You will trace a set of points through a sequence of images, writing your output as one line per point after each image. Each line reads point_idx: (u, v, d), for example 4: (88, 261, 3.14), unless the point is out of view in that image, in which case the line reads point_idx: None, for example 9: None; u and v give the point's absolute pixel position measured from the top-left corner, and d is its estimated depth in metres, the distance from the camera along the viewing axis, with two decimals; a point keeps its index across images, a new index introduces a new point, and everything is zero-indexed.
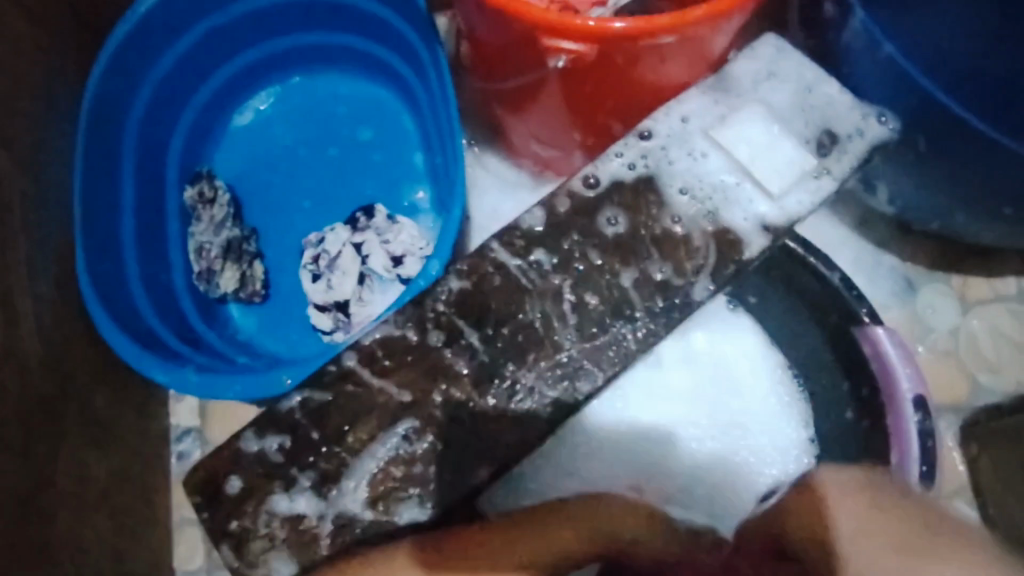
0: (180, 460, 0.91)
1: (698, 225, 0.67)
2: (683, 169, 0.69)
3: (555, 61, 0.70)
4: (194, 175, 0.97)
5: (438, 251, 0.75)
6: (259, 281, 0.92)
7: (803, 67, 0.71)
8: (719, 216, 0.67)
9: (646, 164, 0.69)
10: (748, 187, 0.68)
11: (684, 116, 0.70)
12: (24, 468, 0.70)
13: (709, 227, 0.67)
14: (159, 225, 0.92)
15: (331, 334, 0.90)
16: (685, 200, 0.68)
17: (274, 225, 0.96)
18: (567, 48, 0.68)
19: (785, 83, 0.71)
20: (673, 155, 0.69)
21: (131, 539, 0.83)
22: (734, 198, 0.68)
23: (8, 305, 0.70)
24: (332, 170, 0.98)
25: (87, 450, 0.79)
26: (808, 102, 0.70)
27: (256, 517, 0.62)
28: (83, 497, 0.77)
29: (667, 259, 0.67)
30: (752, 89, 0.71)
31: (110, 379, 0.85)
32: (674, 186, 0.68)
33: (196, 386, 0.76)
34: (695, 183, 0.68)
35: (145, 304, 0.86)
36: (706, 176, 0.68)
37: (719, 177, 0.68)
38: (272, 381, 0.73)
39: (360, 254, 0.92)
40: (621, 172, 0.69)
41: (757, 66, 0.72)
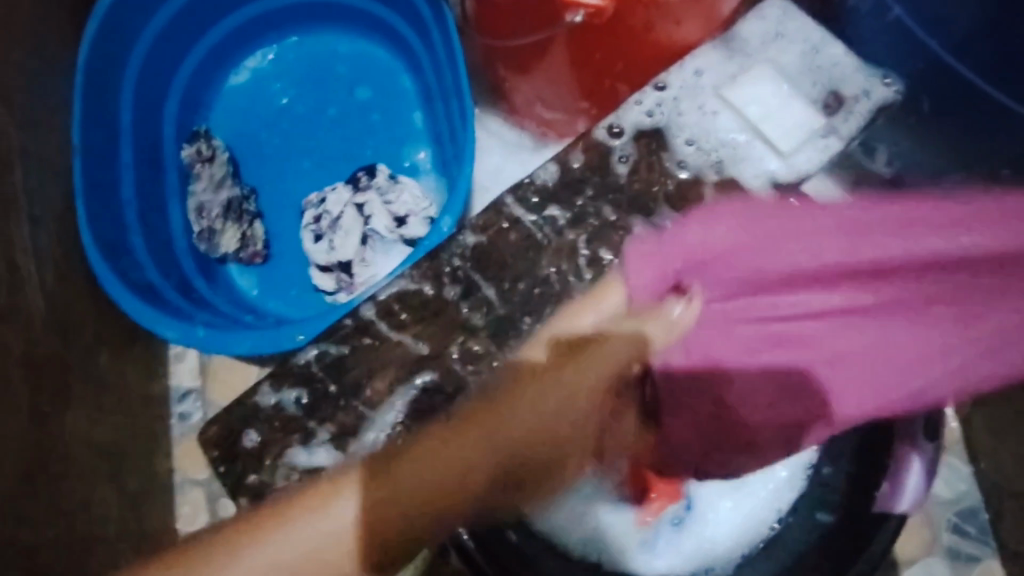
0: (181, 421, 0.90)
1: (705, 177, 0.68)
2: (697, 124, 0.68)
3: (570, 16, 0.69)
4: (191, 135, 0.94)
5: (450, 207, 0.76)
6: (260, 241, 0.91)
7: (809, 25, 0.70)
8: (727, 170, 0.68)
9: (663, 119, 0.69)
10: (758, 145, 0.68)
11: (698, 73, 0.69)
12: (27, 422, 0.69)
13: (716, 179, 0.67)
14: (157, 184, 0.90)
15: (334, 295, 0.90)
16: (695, 157, 0.68)
17: (272, 184, 0.95)
18: (585, 1, 0.68)
19: (794, 43, 0.70)
20: (683, 107, 0.69)
21: (136, 497, 0.83)
22: (744, 157, 0.68)
23: (9, 262, 0.70)
24: (329, 130, 0.96)
25: (89, 410, 0.78)
26: (816, 62, 0.69)
27: (273, 470, 0.63)
28: (86, 456, 0.77)
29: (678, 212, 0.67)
30: (760, 48, 0.70)
31: (112, 339, 0.84)
32: (688, 143, 0.68)
33: (205, 343, 0.76)
34: (706, 141, 0.68)
35: (147, 263, 0.85)
36: (716, 132, 0.68)
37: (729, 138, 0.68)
38: (283, 336, 0.74)
39: (362, 215, 0.91)
40: (640, 120, 0.69)
41: (767, 25, 0.70)
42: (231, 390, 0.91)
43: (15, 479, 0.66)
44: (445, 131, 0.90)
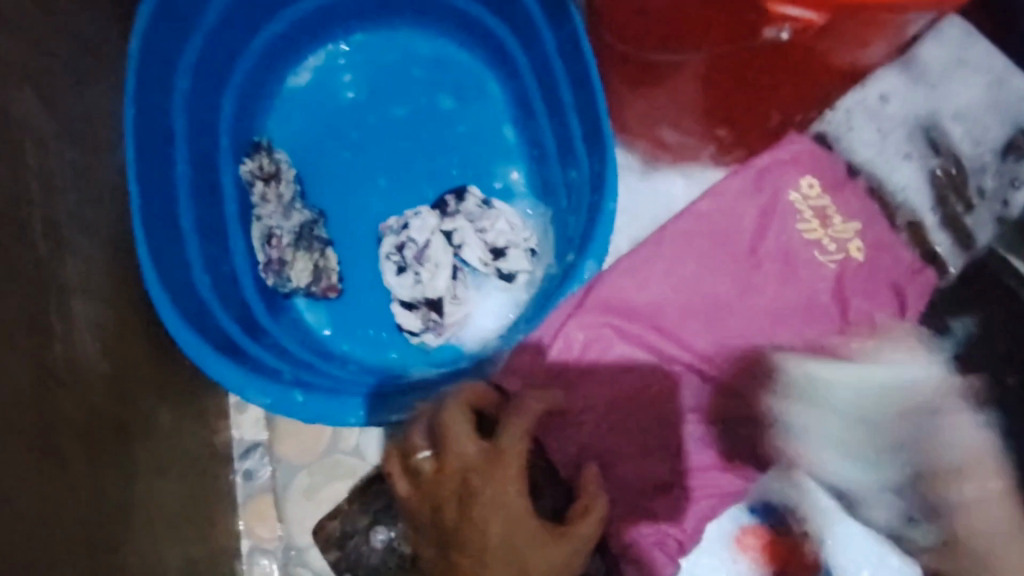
0: (247, 479, 0.80)
1: (903, 215, 0.71)
2: (904, 167, 0.71)
3: (774, 33, 0.58)
4: (251, 146, 0.82)
5: (595, 250, 0.68)
6: (335, 272, 0.80)
7: (993, 55, 0.70)
8: (914, 213, 0.71)
9: (877, 163, 0.72)
10: (937, 191, 0.71)
11: (904, 113, 0.72)
12: (92, 511, 0.58)
13: (904, 225, 0.71)
14: (216, 204, 0.77)
15: (419, 336, 0.79)
16: (903, 199, 0.71)
17: (344, 205, 0.82)
18: (794, 14, 0.56)
19: (974, 73, 0.70)
20: (859, 131, 0.73)
21: (204, 574, 0.72)
22: (943, 195, 0.71)
23: (64, 318, 0.56)
24: (404, 142, 0.83)
25: (155, 484, 0.67)
26: (1000, 98, 0.70)
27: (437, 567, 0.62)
28: (153, 539, 0.65)
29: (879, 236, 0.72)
30: (942, 78, 0.71)
31: (172, 392, 0.72)
32: (899, 183, 0.72)
33: (305, 410, 0.67)
34: (914, 183, 0.71)
35: (213, 301, 0.72)
36: (895, 175, 0.72)
37: (930, 182, 0.71)
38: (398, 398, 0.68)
39: (451, 244, 0.79)
40: (845, 144, 0.73)
41: (947, 51, 0.71)
42: (303, 446, 0.80)
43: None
44: (552, 147, 0.80)
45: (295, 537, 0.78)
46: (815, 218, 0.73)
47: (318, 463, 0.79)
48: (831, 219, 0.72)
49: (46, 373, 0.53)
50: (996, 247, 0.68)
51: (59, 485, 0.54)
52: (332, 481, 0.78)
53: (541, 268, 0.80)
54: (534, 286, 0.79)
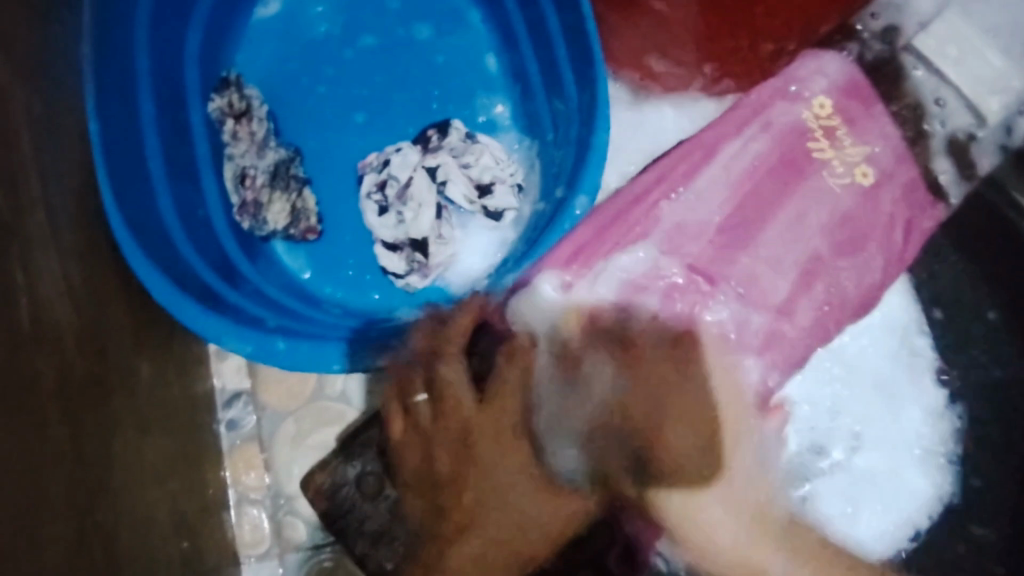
0: (231, 429, 0.77)
1: (910, 135, 0.71)
2: (914, 73, 0.71)
3: None
4: (218, 81, 0.78)
5: (586, 183, 0.66)
6: (313, 214, 0.77)
7: None
8: (923, 131, 0.71)
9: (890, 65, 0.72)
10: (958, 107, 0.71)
11: (918, 19, 0.72)
12: (72, 463, 0.55)
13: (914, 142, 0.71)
14: (185, 142, 0.73)
15: (404, 278, 0.76)
16: (909, 108, 0.71)
17: (320, 143, 0.78)
18: None
19: None
20: (874, 44, 0.73)
21: (191, 521, 0.70)
22: (952, 106, 0.71)
23: (27, 266, 0.53)
24: (381, 75, 0.79)
25: (138, 436, 0.65)
26: None
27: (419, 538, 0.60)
28: (138, 494, 0.63)
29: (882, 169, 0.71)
30: None
31: (149, 341, 0.70)
32: (910, 90, 0.71)
33: (285, 358, 0.65)
34: (923, 90, 0.71)
35: (186, 246, 0.69)
36: (914, 87, 0.71)
37: (940, 93, 0.71)
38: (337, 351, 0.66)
39: (435, 181, 0.76)
40: (863, 51, 0.73)
41: None
42: (289, 393, 0.77)
43: (68, 538, 0.53)
44: (536, 79, 0.77)
45: (284, 484, 0.76)
46: (825, 137, 0.71)
47: (305, 409, 0.77)
48: (841, 140, 0.71)
49: (13, 328, 0.50)
50: (995, 178, 0.69)
51: (37, 438, 0.51)
52: (320, 426, 0.77)
53: (529, 205, 0.77)
54: (521, 225, 0.77)
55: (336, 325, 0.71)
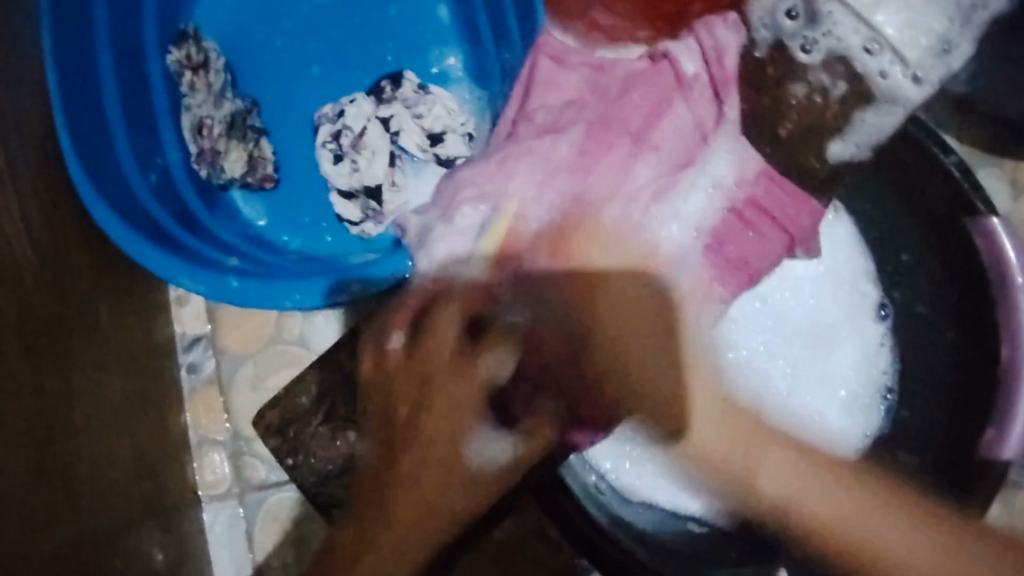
0: (191, 373, 0.80)
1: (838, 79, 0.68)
2: (831, 7, 0.66)
3: None
4: (176, 34, 0.79)
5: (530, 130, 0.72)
6: (270, 163, 0.79)
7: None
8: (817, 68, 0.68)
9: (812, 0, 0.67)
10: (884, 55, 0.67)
11: None
12: (36, 403, 0.57)
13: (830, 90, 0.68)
14: (142, 92, 0.74)
15: (359, 225, 0.78)
16: (827, 37, 0.67)
17: (277, 93, 0.80)
18: None
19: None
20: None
21: (154, 461, 0.73)
22: (878, 51, 0.66)
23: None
24: (335, 29, 0.81)
25: (100, 373, 0.67)
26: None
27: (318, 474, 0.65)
28: (99, 429, 0.66)
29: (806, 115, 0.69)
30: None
31: (110, 285, 0.72)
32: (822, 28, 0.67)
33: (238, 296, 0.68)
34: (845, 28, 0.66)
35: (145, 194, 0.71)
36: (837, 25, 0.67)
37: (860, 30, 0.66)
38: (281, 296, 0.68)
39: (388, 131, 0.79)
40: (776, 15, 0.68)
41: None
42: (246, 338, 0.80)
43: (32, 470, 0.56)
44: (485, 29, 0.79)
45: (244, 426, 0.79)
46: None
47: (263, 352, 0.79)
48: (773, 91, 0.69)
49: None
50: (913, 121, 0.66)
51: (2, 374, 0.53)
52: (277, 371, 0.79)
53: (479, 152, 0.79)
54: None
55: (292, 268, 0.73)
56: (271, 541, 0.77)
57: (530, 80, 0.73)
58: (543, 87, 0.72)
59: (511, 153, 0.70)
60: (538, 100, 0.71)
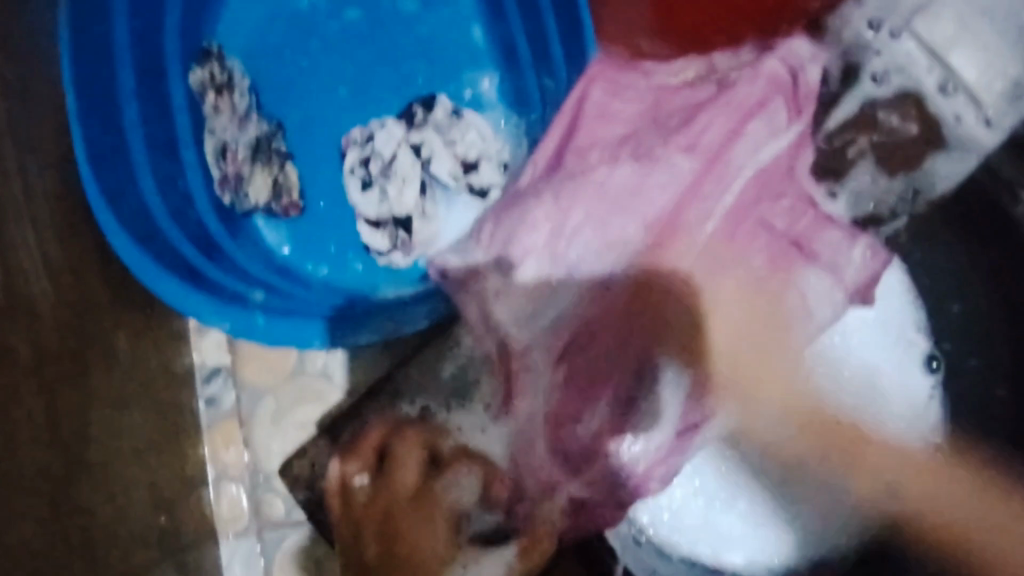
0: (210, 406, 0.77)
1: (900, 116, 0.63)
2: (905, 43, 0.63)
3: None
4: (200, 53, 0.75)
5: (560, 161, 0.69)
6: (295, 188, 0.76)
7: None
8: (876, 102, 0.64)
9: (888, 25, 0.64)
10: (959, 98, 0.62)
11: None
12: (48, 445, 0.54)
13: (895, 123, 0.63)
14: (165, 115, 0.71)
15: (387, 256, 0.75)
16: (898, 73, 0.63)
17: (305, 116, 0.77)
18: None
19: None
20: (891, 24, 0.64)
21: (170, 496, 0.70)
22: (954, 92, 0.62)
23: (3, 246, 0.51)
24: (365, 49, 0.78)
25: (117, 409, 0.64)
26: None
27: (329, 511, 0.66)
28: (115, 470, 0.63)
29: (874, 151, 0.64)
30: None
31: (129, 316, 0.69)
32: (893, 63, 0.64)
33: (263, 333, 0.65)
34: (917, 66, 0.63)
35: (167, 222, 0.68)
36: (904, 54, 0.63)
37: (934, 70, 0.63)
38: (309, 334, 0.66)
39: (419, 158, 0.76)
40: (860, 33, 0.65)
41: None
42: (267, 370, 0.77)
43: (43, 521, 0.53)
44: (523, 53, 0.76)
45: (264, 461, 0.76)
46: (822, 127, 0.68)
47: (285, 385, 0.76)
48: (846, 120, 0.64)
49: None
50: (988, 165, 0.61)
51: (9, 418, 0.50)
52: (299, 405, 0.76)
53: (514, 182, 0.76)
54: None
55: (318, 302, 0.71)
56: None
57: (578, 111, 0.69)
58: (595, 119, 0.69)
59: (566, 186, 0.66)
60: (590, 137, 0.68)
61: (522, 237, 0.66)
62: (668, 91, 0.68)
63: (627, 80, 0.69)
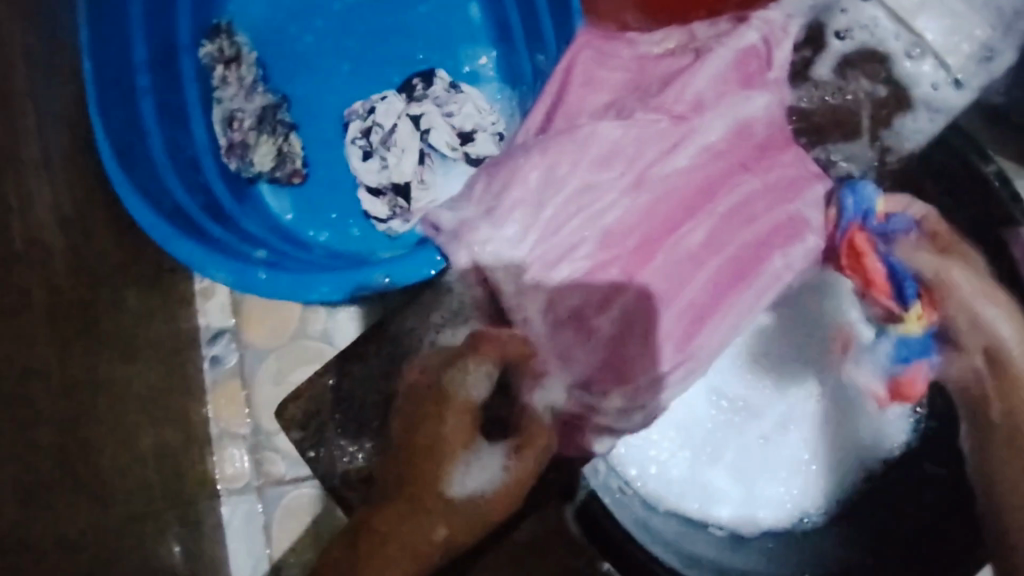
0: (214, 365, 0.79)
1: (872, 75, 0.69)
2: (872, 6, 0.69)
3: None
4: (210, 28, 0.80)
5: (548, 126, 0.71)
6: (299, 158, 0.79)
7: None
8: (845, 61, 0.69)
9: None
10: (927, 60, 0.69)
11: None
12: (60, 388, 0.57)
13: (870, 83, 0.69)
14: (175, 88, 0.75)
15: (387, 223, 0.78)
16: (862, 31, 0.69)
17: (308, 90, 0.81)
18: None
19: None
20: None
21: (174, 450, 0.72)
22: (920, 56, 0.69)
23: (22, 189, 0.54)
24: (365, 26, 0.81)
25: (124, 360, 0.67)
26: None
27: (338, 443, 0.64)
28: (122, 418, 0.65)
29: (854, 109, 0.68)
30: None
31: (138, 274, 0.72)
32: (858, 22, 0.69)
33: (267, 288, 0.67)
34: (885, 30, 0.69)
35: (175, 184, 0.71)
36: (875, 18, 0.69)
37: (901, 35, 0.69)
38: (309, 288, 0.67)
39: (418, 129, 0.78)
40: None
41: None
42: (269, 332, 0.80)
43: (52, 453, 0.55)
44: (517, 30, 0.79)
45: (265, 420, 0.79)
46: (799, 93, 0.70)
47: (286, 347, 0.79)
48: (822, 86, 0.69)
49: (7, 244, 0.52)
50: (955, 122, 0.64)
51: (25, 352, 0.52)
52: (300, 365, 0.79)
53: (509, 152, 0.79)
54: None
55: (318, 261, 0.73)
56: (289, 537, 0.77)
57: (566, 77, 0.71)
58: (581, 86, 0.70)
59: (553, 142, 0.68)
60: (579, 102, 0.70)
61: (504, 190, 0.67)
62: (652, 59, 0.71)
63: (612, 49, 0.71)
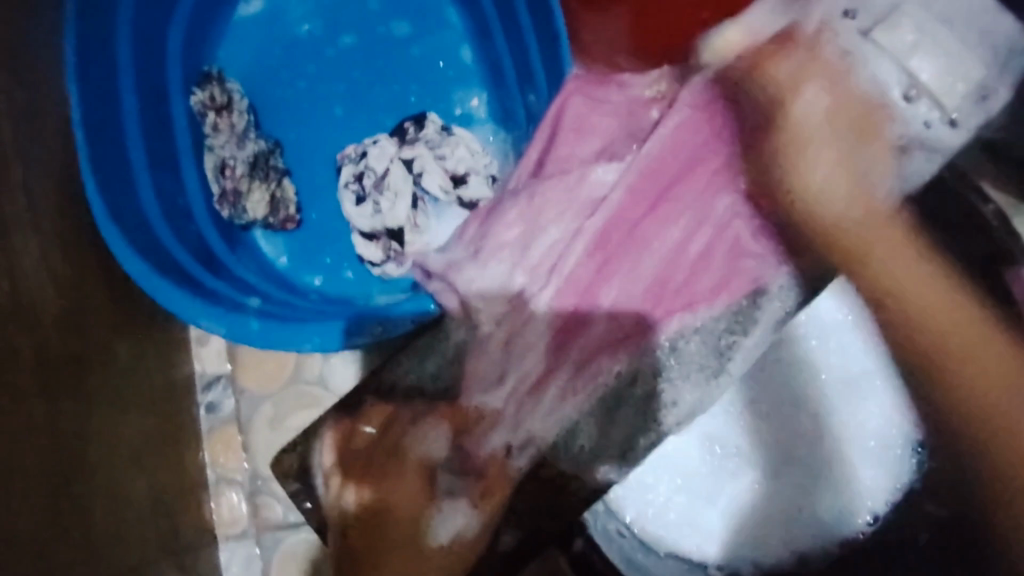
0: (210, 412, 0.80)
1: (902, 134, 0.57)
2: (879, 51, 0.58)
3: None
4: (201, 76, 0.80)
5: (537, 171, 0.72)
6: (292, 203, 0.79)
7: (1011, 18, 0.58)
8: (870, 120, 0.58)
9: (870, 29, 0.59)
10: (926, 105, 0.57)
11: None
12: (49, 444, 0.57)
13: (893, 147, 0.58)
14: (165, 136, 0.75)
15: (381, 266, 0.78)
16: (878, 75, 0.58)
17: (302, 136, 0.81)
18: None
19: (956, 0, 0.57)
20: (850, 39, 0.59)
21: (169, 500, 0.72)
22: (917, 98, 0.57)
23: (10, 252, 0.55)
24: (359, 71, 0.82)
25: (118, 413, 0.67)
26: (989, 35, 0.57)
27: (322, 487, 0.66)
28: (116, 473, 0.65)
29: None
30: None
31: (131, 324, 0.72)
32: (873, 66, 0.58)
33: (259, 338, 0.67)
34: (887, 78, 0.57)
35: (167, 234, 0.71)
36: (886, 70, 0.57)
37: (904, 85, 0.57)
38: (299, 339, 0.68)
39: (410, 172, 0.78)
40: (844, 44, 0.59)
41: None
42: (265, 378, 0.80)
43: (43, 513, 0.55)
44: (508, 72, 0.79)
45: (261, 466, 0.79)
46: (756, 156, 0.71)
47: (282, 392, 0.79)
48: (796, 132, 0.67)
49: None
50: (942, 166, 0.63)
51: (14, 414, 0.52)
52: (297, 410, 0.79)
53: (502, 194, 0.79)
54: None
55: (313, 309, 0.73)
56: None
57: (556, 122, 0.72)
58: (571, 132, 0.72)
59: (541, 189, 0.70)
60: (568, 148, 0.71)
61: (493, 233, 0.70)
62: (639, 103, 0.72)
63: (602, 94, 0.73)
